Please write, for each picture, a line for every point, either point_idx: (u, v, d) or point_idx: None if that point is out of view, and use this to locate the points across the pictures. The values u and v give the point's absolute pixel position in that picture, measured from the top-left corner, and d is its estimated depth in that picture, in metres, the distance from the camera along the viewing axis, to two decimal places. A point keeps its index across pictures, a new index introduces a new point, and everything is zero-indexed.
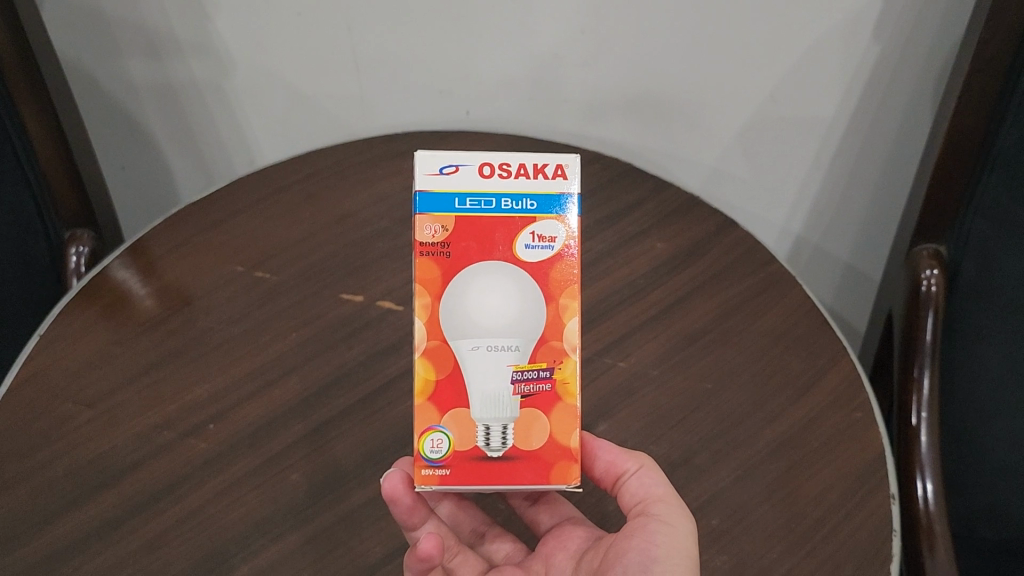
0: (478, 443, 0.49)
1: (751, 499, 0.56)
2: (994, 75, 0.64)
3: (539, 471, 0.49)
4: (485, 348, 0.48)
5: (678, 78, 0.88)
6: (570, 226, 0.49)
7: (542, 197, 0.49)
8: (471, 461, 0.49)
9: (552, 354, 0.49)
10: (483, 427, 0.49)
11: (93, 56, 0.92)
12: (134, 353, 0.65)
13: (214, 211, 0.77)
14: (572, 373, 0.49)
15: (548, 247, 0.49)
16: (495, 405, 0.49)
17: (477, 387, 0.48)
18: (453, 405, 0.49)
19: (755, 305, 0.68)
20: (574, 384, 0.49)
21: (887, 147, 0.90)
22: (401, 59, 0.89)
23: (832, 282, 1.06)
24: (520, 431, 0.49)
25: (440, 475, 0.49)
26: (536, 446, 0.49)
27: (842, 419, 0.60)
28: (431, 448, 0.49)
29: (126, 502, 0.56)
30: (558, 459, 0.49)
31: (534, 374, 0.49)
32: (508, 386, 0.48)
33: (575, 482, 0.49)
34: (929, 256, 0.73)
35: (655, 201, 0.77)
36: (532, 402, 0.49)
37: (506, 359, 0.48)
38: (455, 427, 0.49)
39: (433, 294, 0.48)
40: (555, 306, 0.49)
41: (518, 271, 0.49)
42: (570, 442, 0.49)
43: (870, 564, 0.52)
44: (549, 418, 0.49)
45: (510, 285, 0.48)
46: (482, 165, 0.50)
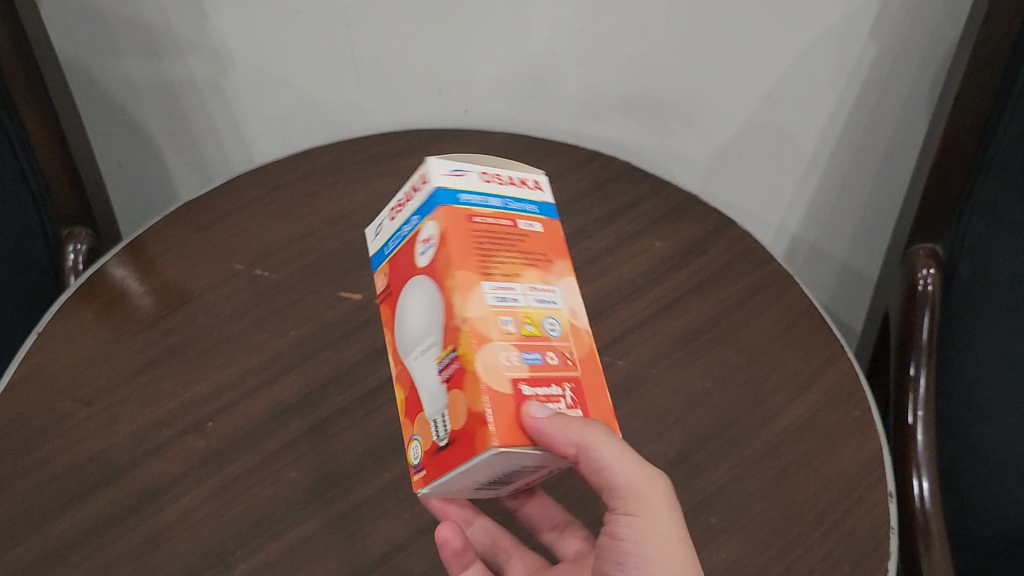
0: (435, 438, 0.46)
1: (748, 498, 0.56)
2: (991, 76, 0.65)
3: (469, 445, 0.43)
4: (421, 352, 0.49)
5: (676, 77, 0.88)
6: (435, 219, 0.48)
7: (422, 206, 0.50)
8: (435, 458, 0.46)
9: (451, 334, 0.45)
10: (434, 421, 0.46)
11: (91, 52, 0.92)
12: (132, 351, 0.65)
13: (212, 209, 0.77)
14: (466, 339, 0.44)
15: (431, 244, 0.48)
16: (433, 397, 0.47)
17: (423, 385, 0.48)
18: (418, 410, 0.49)
19: (753, 304, 0.68)
20: (468, 349, 0.43)
21: (884, 147, 0.90)
22: (399, 57, 0.89)
23: (828, 281, 1.06)
24: (453, 414, 0.44)
25: (422, 477, 0.47)
26: (461, 423, 0.43)
27: (840, 418, 0.60)
28: (416, 455, 0.48)
29: (124, 500, 0.56)
30: (475, 428, 0.42)
31: (446, 361, 0.46)
32: (435, 377, 0.47)
33: (490, 446, 0.41)
34: (926, 255, 0.73)
35: (652, 200, 0.77)
36: (451, 387, 0.45)
37: (432, 355, 0.47)
38: (423, 432, 0.48)
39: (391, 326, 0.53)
40: (444, 289, 0.46)
41: (422, 278, 0.49)
42: (480, 407, 0.42)
43: (867, 562, 0.52)
44: (463, 392, 0.43)
45: (421, 293, 0.49)
46: (395, 211, 0.55)
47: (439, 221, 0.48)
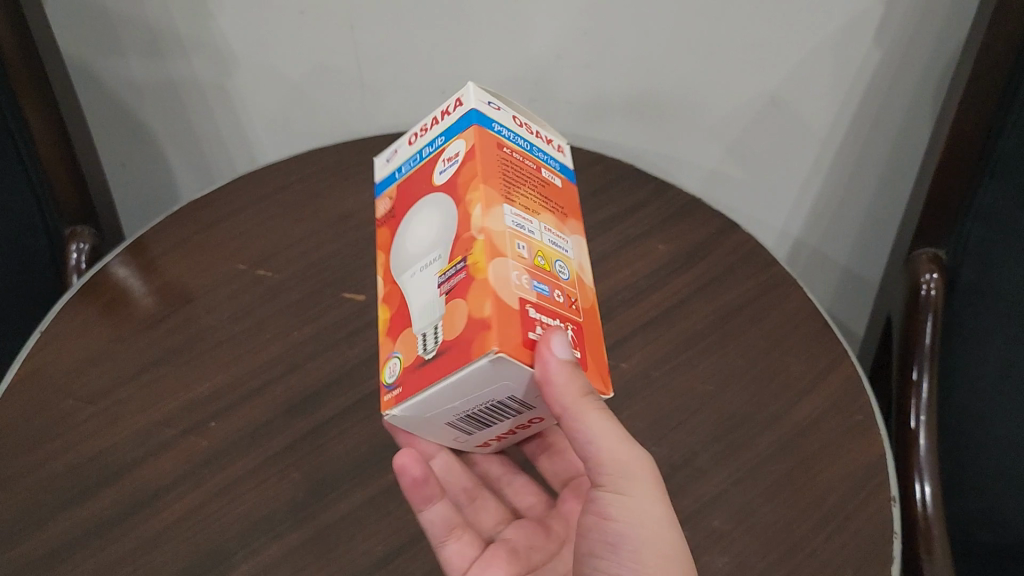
0: (419, 351, 0.43)
1: (752, 501, 0.56)
2: (996, 79, 0.64)
3: (457, 358, 0.40)
4: (418, 272, 0.45)
5: (680, 80, 0.88)
6: (460, 143, 0.45)
7: (446, 132, 0.47)
8: (415, 370, 0.42)
9: (464, 247, 0.42)
10: (420, 335, 0.43)
11: (96, 53, 0.92)
12: (135, 350, 0.65)
13: (216, 208, 0.77)
14: (480, 254, 0.41)
15: (450, 166, 0.45)
16: (430, 313, 0.43)
17: (418, 301, 0.44)
18: (402, 329, 0.45)
19: (756, 307, 0.68)
20: (482, 263, 0.41)
21: (887, 150, 0.90)
22: (403, 59, 0.89)
23: (831, 285, 1.06)
24: (448, 321, 0.41)
25: (396, 396, 0.44)
26: (458, 331, 0.40)
27: (843, 421, 0.60)
28: (391, 374, 0.45)
29: (127, 499, 0.56)
30: (473, 335, 0.39)
31: (452, 272, 0.43)
32: (437, 289, 0.43)
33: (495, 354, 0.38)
34: (928, 259, 0.73)
35: (657, 202, 0.77)
36: (454, 295, 0.41)
37: (433, 271, 0.44)
38: (405, 349, 0.44)
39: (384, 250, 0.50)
40: (461, 208, 0.43)
41: (438, 196, 0.45)
42: (480, 313, 0.39)
43: (871, 566, 0.52)
44: (464, 302, 0.41)
45: (432, 213, 0.46)
46: (410, 136, 0.52)
47: (469, 139, 0.45)
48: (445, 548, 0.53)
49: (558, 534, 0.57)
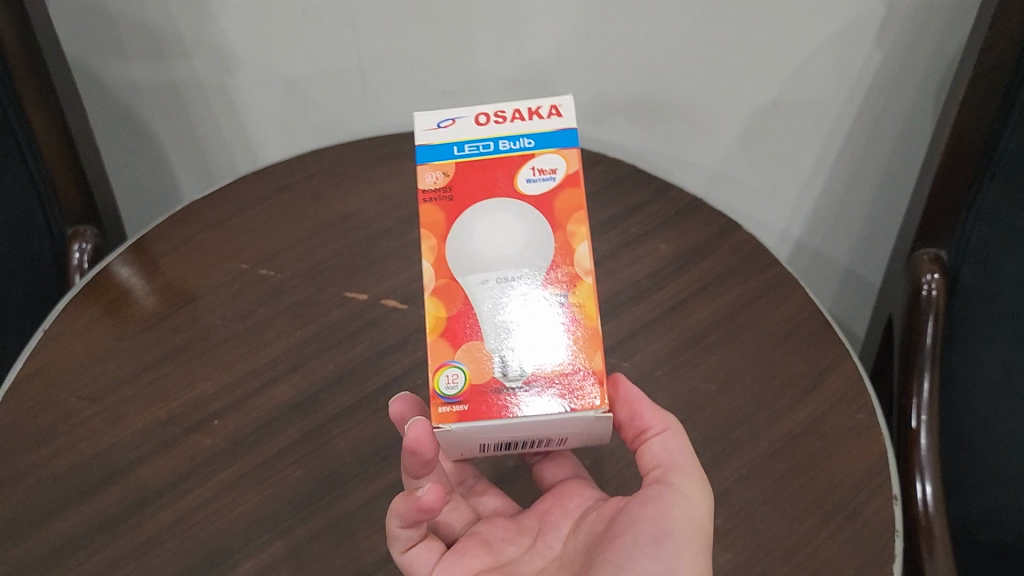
0: (495, 374, 0.48)
1: (754, 500, 0.56)
2: (998, 80, 0.65)
3: (564, 396, 0.48)
4: (494, 282, 0.50)
5: (682, 81, 0.88)
6: (566, 159, 0.51)
7: (536, 135, 0.52)
8: (489, 394, 0.48)
9: (563, 280, 0.50)
10: (499, 358, 0.49)
11: (98, 54, 0.92)
12: (139, 349, 0.65)
13: (218, 208, 0.77)
14: (587, 297, 0.50)
15: (549, 179, 0.51)
16: (512, 335, 0.49)
17: (491, 319, 0.49)
18: (466, 339, 0.49)
19: (758, 307, 0.69)
20: (590, 308, 0.50)
21: (888, 151, 0.90)
22: (405, 60, 0.89)
23: (832, 286, 1.06)
24: (538, 359, 0.49)
25: (459, 411, 0.48)
26: (557, 373, 0.49)
27: (845, 421, 0.60)
28: (446, 383, 0.48)
29: (130, 498, 0.56)
30: (584, 383, 0.48)
31: (546, 303, 0.50)
32: (521, 316, 0.49)
33: (604, 407, 0.48)
34: (929, 259, 0.73)
35: (659, 202, 0.78)
36: (550, 330, 0.49)
37: (517, 291, 0.50)
38: (470, 362, 0.49)
39: (438, 237, 0.50)
40: (563, 233, 0.50)
41: (523, 206, 0.50)
42: (593, 364, 0.49)
43: (873, 565, 0.52)
44: (567, 344, 0.49)
45: (516, 224, 0.50)
46: (478, 115, 0.53)
47: (570, 161, 0.51)
48: (410, 551, 0.50)
49: (530, 528, 0.53)
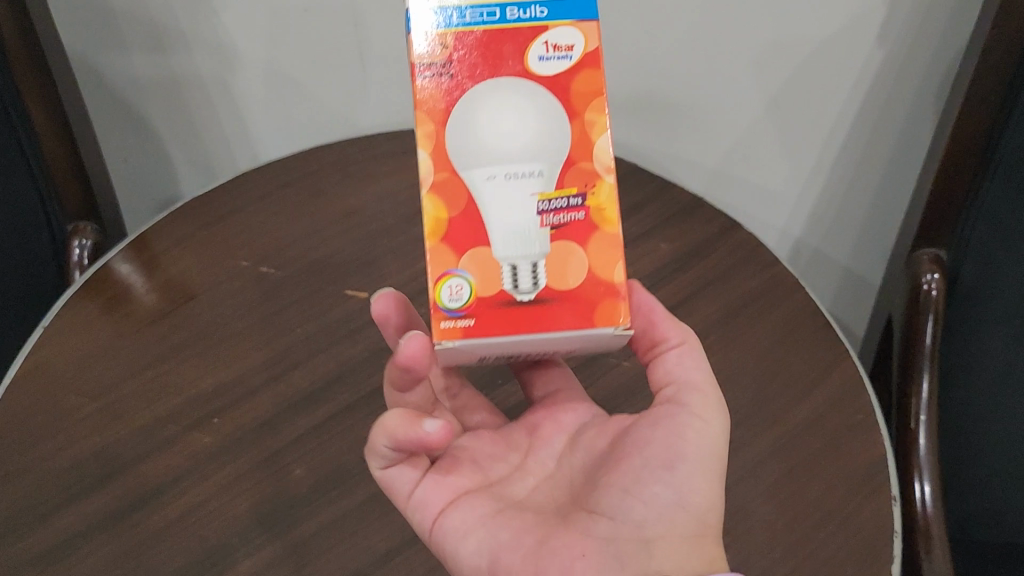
0: (507, 285, 0.47)
1: (752, 499, 0.56)
2: (1001, 80, 0.65)
3: (581, 313, 0.47)
4: (504, 177, 0.47)
5: (683, 79, 0.88)
6: (583, 33, 0.49)
7: (550, 3, 0.49)
8: (498, 306, 0.47)
9: (583, 177, 0.48)
10: (510, 266, 0.48)
11: (99, 48, 0.92)
12: (139, 347, 0.65)
13: (218, 205, 0.77)
14: (607, 200, 0.48)
15: (563, 56, 0.49)
16: (523, 241, 0.47)
17: (500, 223, 0.47)
18: (472, 245, 0.48)
19: (758, 307, 0.69)
20: (611, 212, 0.48)
21: (888, 150, 0.90)
22: (406, 57, 0.89)
23: (832, 284, 1.06)
24: (554, 268, 0.48)
25: (464, 327, 0.47)
26: (572, 285, 0.47)
27: (845, 421, 0.61)
28: (449, 296, 0.47)
29: (131, 494, 0.56)
30: (602, 296, 0.47)
31: (563, 203, 0.48)
32: (535, 218, 0.47)
33: (622, 322, 0.47)
34: (930, 260, 0.73)
35: (659, 200, 0.78)
36: (565, 234, 0.48)
37: (531, 186, 0.47)
38: (477, 271, 0.48)
39: (437, 121, 0.48)
40: (581, 121, 0.49)
41: (534, 84, 0.48)
42: (613, 278, 0.48)
43: (871, 564, 0.53)
44: (586, 251, 0.48)
45: (526, 104, 0.47)
46: None
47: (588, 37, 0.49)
48: (389, 469, 0.49)
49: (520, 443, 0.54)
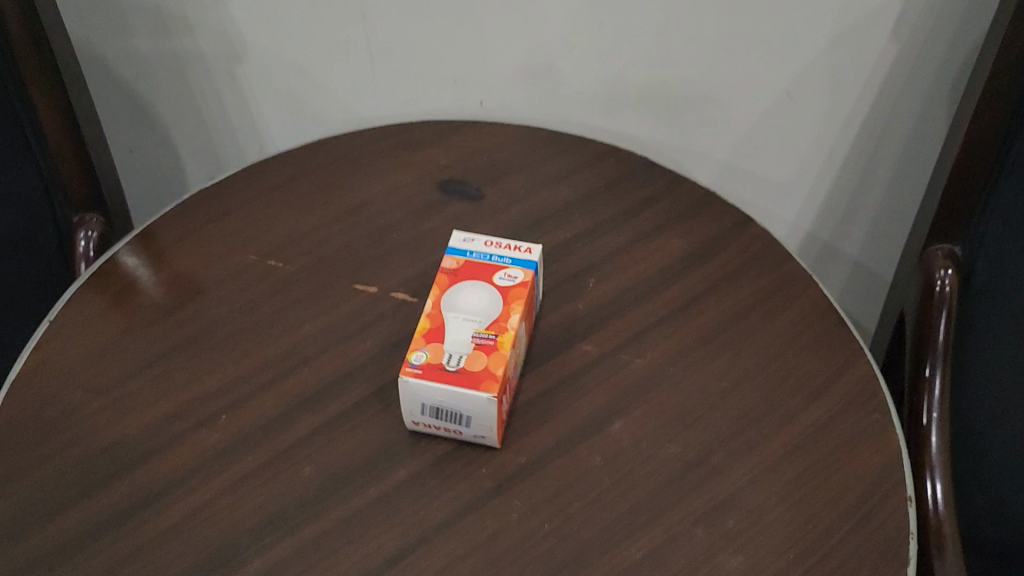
0: (444, 361, 0.56)
1: (768, 500, 0.55)
2: (1019, 73, 0.64)
3: (472, 378, 0.55)
4: (461, 318, 0.60)
5: (694, 70, 0.87)
6: (524, 275, 0.62)
7: (517, 260, 0.64)
8: (434, 369, 0.56)
9: (497, 328, 0.58)
10: (452, 354, 0.57)
11: (104, 38, 0.92)
12: (145, 342, 0.65)
13: (225, 200, 0.77)
14: (509, 340, 0.58)
15: (513, 281, 0.62)
16: (459, 343, 0.57)
17: (453, 336, 0.58)
18: (434, 339, 0.58)
19: (771, 304, 0.68)
20: (508, 344, 0.57)
21: (901, 143, 0.89)
22: (415, 48, 0.89)
23: (840, 279, 1.03)
24: (467, 361, 0.56)
25: (414, 373, 0.56)
26: (475, 368, 0.56)
27: (859, 420, 0.60)
28: (415, 358, 0.57)
29: (138, 492, 0.55)
30: (485, 377, 0.55)
31: (482, 337, 0.58)
32: (467, 337, 0.58)
33: (492, 395, 0.54)
34: (944, 256, 0.72)
35: (669, 197, 0.78)
36: (477, 349, 0.57)
37: (469, 326, 0.59)
38: (431, 352, 0.57)
39: (440, 288, 0.62)
40: (507, 308, 0.60)
41: (492, 291, 0.61)
42: (498, 370, 0.56)
43: (887, 566, 0.52)
44: (487, 358, 0.56)
45: (486, 296, 0.61)
46: (486, 241, 0.66)
47: (527, 276, 0.62)
48: None
49: None
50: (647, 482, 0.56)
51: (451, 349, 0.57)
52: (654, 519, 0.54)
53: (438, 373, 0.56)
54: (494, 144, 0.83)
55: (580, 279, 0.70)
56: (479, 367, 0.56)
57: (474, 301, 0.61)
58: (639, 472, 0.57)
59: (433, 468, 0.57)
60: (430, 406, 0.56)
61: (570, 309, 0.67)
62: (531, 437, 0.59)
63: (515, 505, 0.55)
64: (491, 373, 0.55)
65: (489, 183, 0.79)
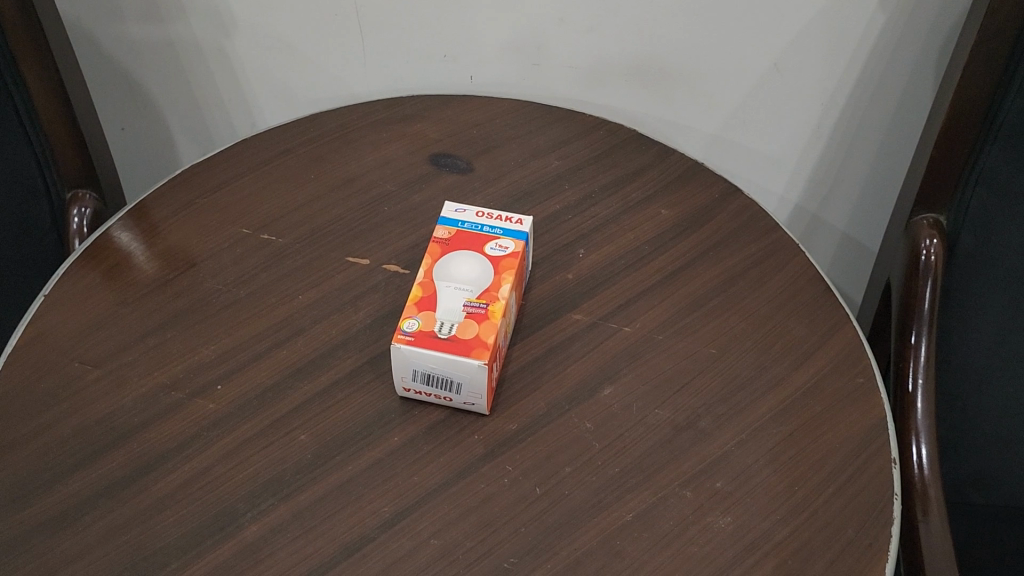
0: (436, 328, 0.57)
1: (755, 462, 0.56)
2: (1002, 42, 0.65)
3: (465, 346, 0.56)
4: (453, 287, 0.60)
5: (684, 43, 0.88)
6: (516, 245, 0.63)
7: (508, 230, 0.64)
8: (426, 336, 0.57)
9: (489, 297, 0.59)
10: (443, 322, 0.58)
11: (94, 16, 0.92)
12: (140, 314, 0.65)
13: (218, 174, 0.77)
14: (501, 307, 0.59)
15: (505, 250, 0.63)
16: (452, 311, 0.58)
17: (445, 304, 0.59)
18: (426, 307, 0.59)
19: (759, 272, 0.69)
20: (500, 312, 0.58)
21: (888, 115, 0.90)
22: (405, 22, 0.89)
23: (828, 251, 1.04)
24: (459, 329, 0.57)
25: (407, 339, 0.57)
26: (467, 336, 0.57)
27: (845, 384, 0.61)
28: (407, 325, 0.58)
29: (136, 460, 0.56)
30: (477, 345, 0.56)
31: (474, 306, 0.59)
32: (459, 305, 0.59)
33: (485, 362, 0.55)
34: (929, 225, 0.73)
35: (658, 167, 0.78)
36: (469, 318, 0.58)
37: (462, 296, 0.60)
38: (424, 319, 0.58)
39: (433, 257, 0.63)
40: (499, 278, 0.61)
41: (484, 261, 0.62)
42: (489, 338, 0.56)
43: (871, 524, 0.53)
44: (479, 326, 0.57)
45: (478, 266, 0.62)
46: (478, 212, 0.66)
47: (519, 246, 0.63)
48: None
49: None
50: (637, 446, 0.57)
51: (443, 316, 0.58)
52: (645, 481, 0.55)
53: (431, 341, 0.56)
54: (484, 118, 0.83)
55: (570, 249, 0.71)
56: (471, 335, 0.57)
57: (466, 270, 0.61)
58: (629, 436, 0.58)
59: (426, 435, 0.58)
60: (421, 372, 0.57)
61: (561, 278, 0.68)
62: (523, 403, 0.60)
63: (508, 469, 0.56)
64: (482, 341, 0.56)
65: (480, 155, 0.79)
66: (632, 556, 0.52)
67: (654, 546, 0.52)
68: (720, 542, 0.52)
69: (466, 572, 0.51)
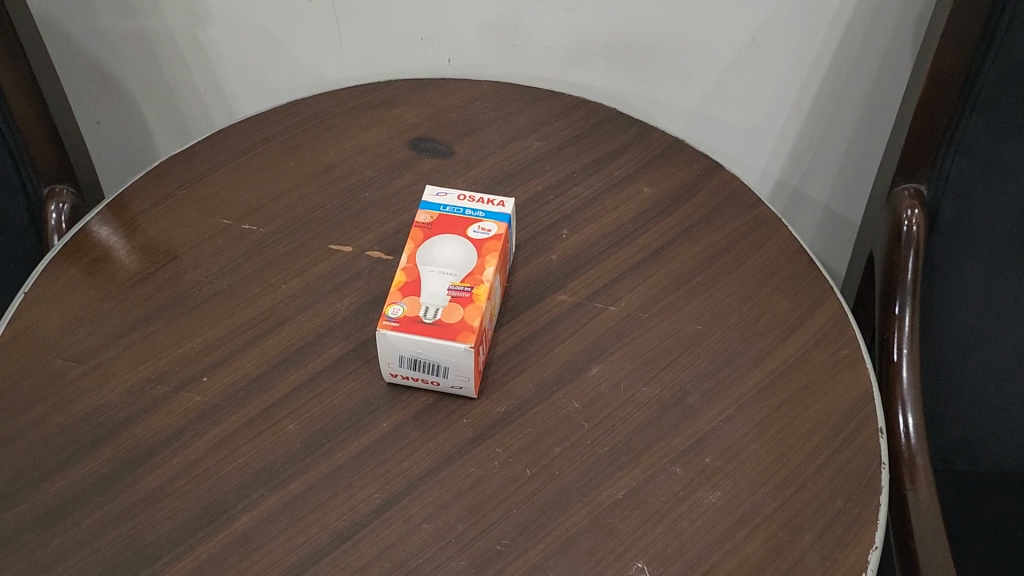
0: (421, 314, 0.57)
1: (743, 436, 0.57)
2: (978, 12, 0.65)
3: (451, 330, 0.56)
4: (437, 271, 0.60)
5: (661, 20, 0.87)
6: (498, 227, 0.63)
7: (490, 213, 0.64)
8: (412, 322, 0.56)
9: (473, 281, 0.59)
10: (428, 306, 0.57)
11: (64, 9, 0.91)
12: (122, 309, 0.65)
13: (196, 165, 0.77)
14: (485, 291, 0.58)
15: (487, 233, 0.63)
16: (436, 296, 0.58)
17: (429, 289, 0.59)
18: (410, 293, 0.59)
19: (742, 247, 0.69)
20: (484, 295, 0.58)
21: (867, 86, 0.90)
22: (379, 6, 0.88)
23: (812, 223, 1.04)
24: (444, 313, 0.57)
25: (393, 325, 0.56)
26: (453, 320, 0.57)
27: (830, 356, 0.62)
28: (392, 311, 0.57)
29: (123, 456, 0.56)
30: (463, 328, 0.56)
31: (459, 289, 0.59)
32: (443, 290, 0.59)
33: (471, 345, 0.55)
34: (910, 196, 0.73)
35: (638, 146, 0.78)
36: (454, 302, 0.58)
37: (447, 280, 0.59)
38: (408, 305, 0.58)
39: (415, 242, 0.63)
40: (482, 261, 0.61)
41: (467, 244, 0.62)
42: (474, 322, 0.56)
43: (860, 494, 0.54)
44: (464, 310, 0.57)
45: (461, 250, 0.61)
46: (459, 196, 0.66)
47: (501, 228, 0.63)
48: None
49: None
50: (626, 424, 0.57)
51: (427, 301, 0.58)
52: (635, 460, 0.56)
53: (416, 326, 0.56)
54: (464, 101, 0.83)
55: (553, 230, 0.71)
56: (456, 319, 0.57)
57: (449, 254, 0.61)
58: (618, 414, 0.58)
59: (415, 420, 0.58)
60: (408, 358, 0.57)
61: (545, 259, 0.68)
62: (511, 385, 0.60)
63: (497, 452, 0.56)
64: (468, 325, 0.56)
65: (460, 139, 0.79)
66: (624, 534, 0.52)
67: (646, 524, 0.52)
68: (711, 517, 0.53)
69: (459, 554, 0.51)
